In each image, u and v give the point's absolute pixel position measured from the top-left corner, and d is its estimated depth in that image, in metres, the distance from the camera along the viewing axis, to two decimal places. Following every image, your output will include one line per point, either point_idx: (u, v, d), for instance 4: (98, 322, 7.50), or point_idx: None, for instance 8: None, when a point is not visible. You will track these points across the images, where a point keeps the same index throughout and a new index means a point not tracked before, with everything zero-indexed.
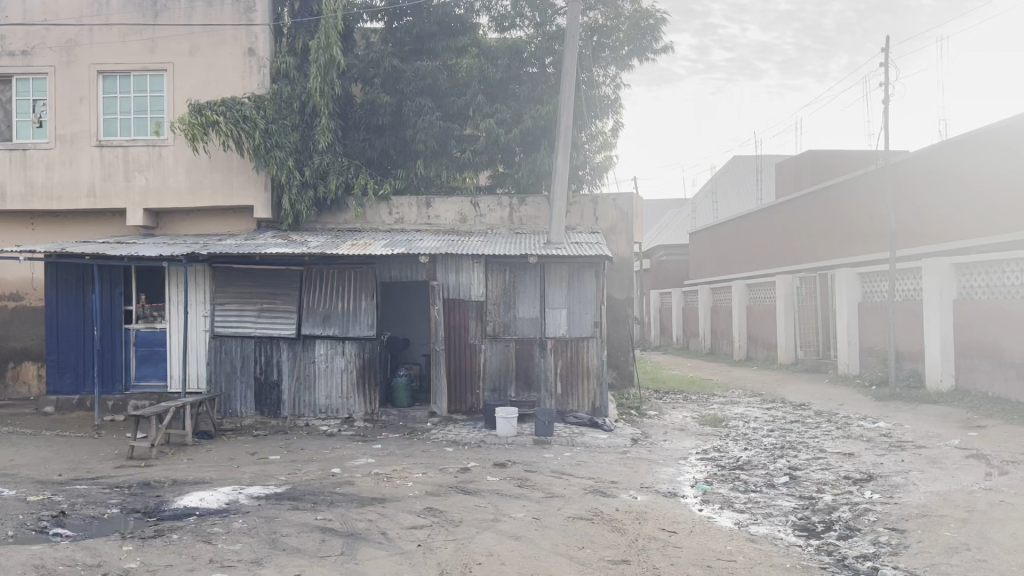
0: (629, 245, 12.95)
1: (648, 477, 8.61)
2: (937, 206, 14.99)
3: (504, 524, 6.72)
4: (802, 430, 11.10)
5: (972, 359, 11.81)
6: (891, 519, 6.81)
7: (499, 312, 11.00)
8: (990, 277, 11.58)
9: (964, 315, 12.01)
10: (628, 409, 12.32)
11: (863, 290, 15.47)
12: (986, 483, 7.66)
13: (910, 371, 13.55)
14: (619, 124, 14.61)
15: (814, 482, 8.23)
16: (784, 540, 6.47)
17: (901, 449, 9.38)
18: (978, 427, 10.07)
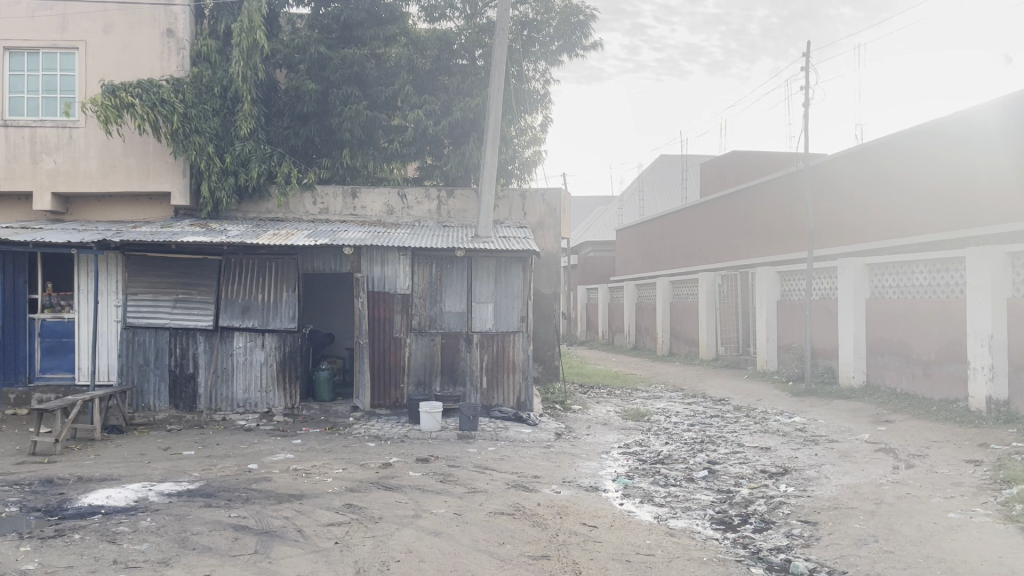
0: (557, 241, 12.99)
1: (571, 471, 8.64)
2: (852, 209, 15.54)
3: (424, 520, 6.63)
4: (722, 424, 11.33)
5: (882, 356, 12.26)
6: (805, 511, 6.99)
7: (424, 306, 10.86)
8: (900, 277, 12.04)
9: (876, 313, 12.45)
10: (553, 403, 12.37)
11: (782, 288, 15.89)
12: (893, 476, 7.94)
13: (825, 367, 13.95)
14: (547, 120, 14.61)
15: (732, 476, 8.39)
16: (702, 533, 6.57)
17: (815, 444, 9.65)
18: (887, 422, 10.45)
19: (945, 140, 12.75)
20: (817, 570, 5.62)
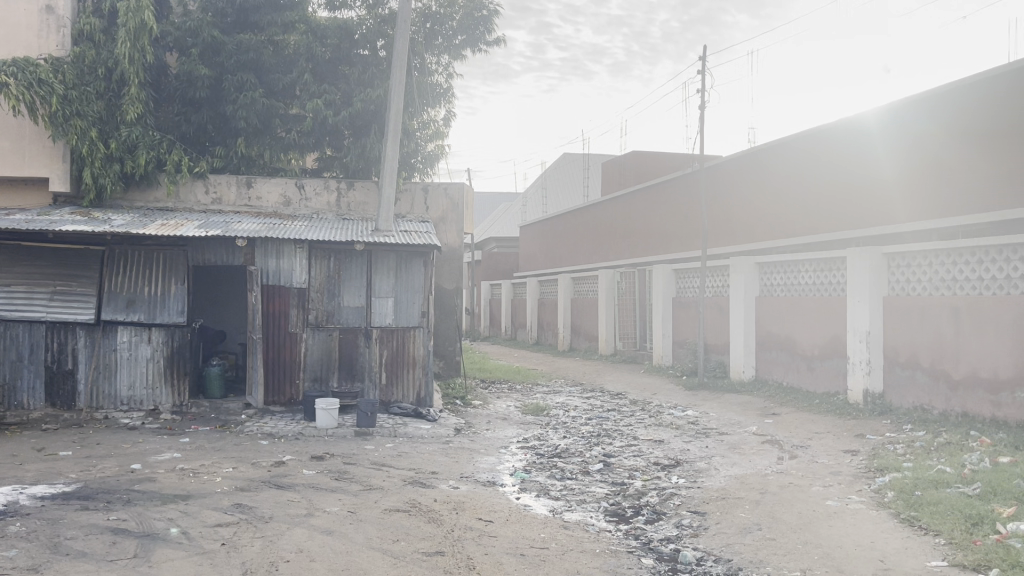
0: (459, 237, 12.94)
1: (468, 467, 8.63)
2: (744, 208, 16.13)
3: (317, 519, 6.48)
4: (618, 418, 11.56)
5: (769, 352, 12.78)
6: (694, 502, 7.20)
7: (322, 300, 10.63)
8: (786, 276, 12.56)
9: (764, 310, 12.94)
10: (454, 398, 12.34)
11: (678, 285, 16.32)
12: (777, 466, 8.27)
13: (717, 362, 14.42)
14: (450, 114, 14.51)
15: (627, 469, 8.56)
16: (595, 526, 6.67)
17: (706, 436, 9.97)
18: (773, 415, 10.88)
19: (830, 146, 13.41)
20: (704, 559, 5.79)
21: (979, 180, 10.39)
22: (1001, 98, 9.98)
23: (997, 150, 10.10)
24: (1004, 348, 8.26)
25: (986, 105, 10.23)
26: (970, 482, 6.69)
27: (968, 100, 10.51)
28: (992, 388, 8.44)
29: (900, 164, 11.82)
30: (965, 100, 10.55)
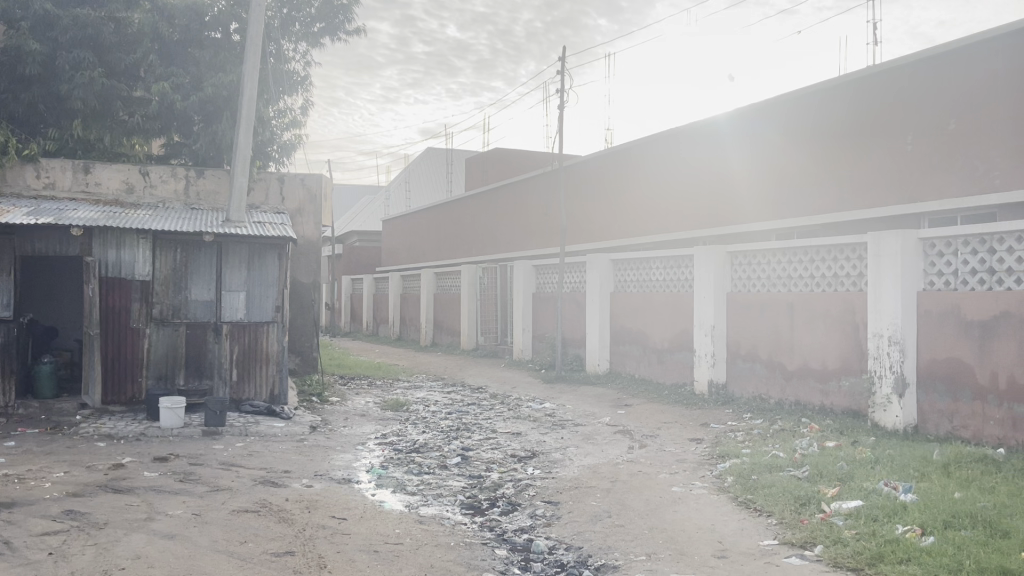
0: (318, 229, 12.71)
1: (324, 464, 8.45)
2: (601, 206, 16.65)
3: (158, 523, 6.16)
4: (477, 411, 11.65)
5: (623, 345, 13.25)
6: (548, 492, 7.35)
7: (167, 294, 10.10)
8: (639, 272, 13.04)
9: (619, 305, 13.38)
10: (310, 395, 12.04)
11: (538, 280, 16.61)
12: (628, 455, 8.58)
13: (574, 355, 14.80)
14: (307, 102, 14.12)
15: (484, 461, 8.63)
16: (450, 519, 6.69)
17: (562, 427, 10.21)
18: (626, 405, 11.28)
19: (683, 149, 14.04)
20: (556, 547, 5.92)
21: (814, 183, 11.21)
22: (837, 107, 10.79)
23: (831, 156, 10.93)
24: (832, 340, 8.89)
25: (823, 113, 11.03)
26: (800, 466, 7.18)
27: (805, 110, 11.32)
28: (822, 377, 9.07)
29: (745, 169, 12.52)
30: (805, 109, 11.33)
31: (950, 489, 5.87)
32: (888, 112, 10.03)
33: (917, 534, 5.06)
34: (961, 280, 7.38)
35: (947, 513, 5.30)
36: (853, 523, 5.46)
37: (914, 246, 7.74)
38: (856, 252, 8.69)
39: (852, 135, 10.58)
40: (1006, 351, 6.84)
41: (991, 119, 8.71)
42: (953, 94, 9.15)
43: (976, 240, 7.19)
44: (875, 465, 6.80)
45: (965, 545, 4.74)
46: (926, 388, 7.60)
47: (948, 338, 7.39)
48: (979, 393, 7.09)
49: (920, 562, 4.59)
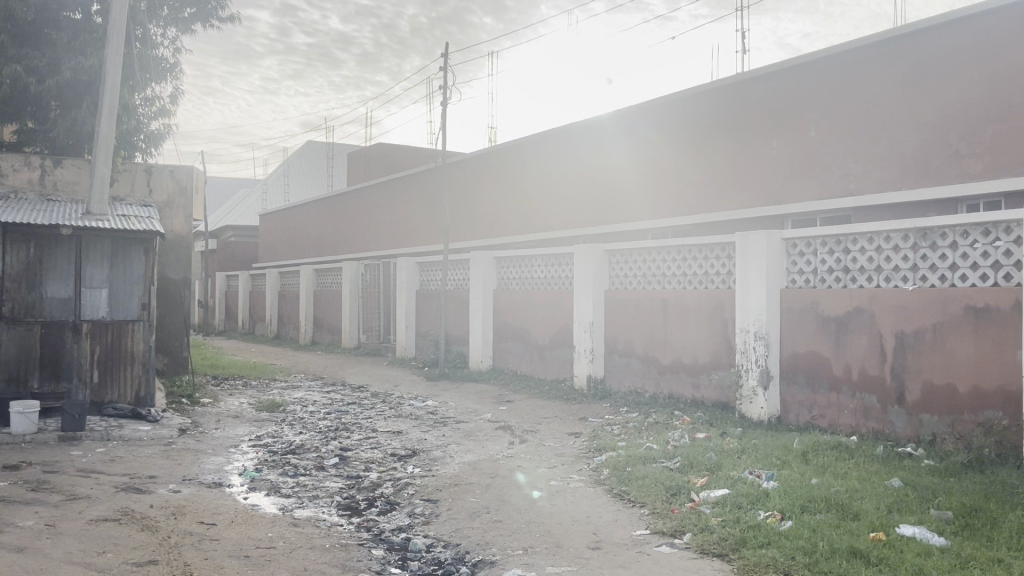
0: (187, 223, 12.19)
1: (192, 469, 8.09)
2: (484, 203, 16.74)
3: (5, 536, 5.72)
4: (358, 411, 11.46)
5: (505, 342, 13.36)
6: (428, 490, 7.31)
7: (19, 291, 9.41)
8: (521, 270, 13.14)
9: (501, 303, 13.45)
10: (179, 397, 11.51)
11: (421, 277, 16.44)
12: (508, 451, 8.65)
13: (457, 353, 14.78)
14: (176, 91, 13.50)
15: (363, 461, 8.49)
16: (326, 521, 6.54)
17: (443, 425, 10.17)
18: (507, 402, 11.37)
19: (564, 148, 14.33)
20: (434, 545, 5.88)
21: (689, 183, 11.62)
22: (711, 111, 11.22)
23: (703, 158, 11.38)
24: (703, 335, 9.25)
25: (695, 118, 11.48)
26: (672, 457, 7.42)
27: (680, 113, 11.75)
28: (693, 371, 9.42)
29: (626, 169, 12.86)
30: (681, 111, 11.73)
31: (808, 475, 6.20)
32: (756, 117, 10.53)
33: (777, 518, 5.32)
34: (820, 279, 7.81)
35: (805, 499, 5.59)
36: (720, 511, 5.68)
37: (778, 246, 8.13)
38: (725, 251, 9.06)
39: (723, 137, 11.03)
40: (859, 345, 7.29)
41: (848, 126, 9.29)
42: (814, 101, 9.70)
43: (832, 240, 7.64)
44: (741, 455, 7.11)
45: (820, 528, 5.02)
46: (788, 380, 8.02)
47: (808, 333, 7.80)
48: (834, 384, 7.53)
49: (779, 546, 4.82)
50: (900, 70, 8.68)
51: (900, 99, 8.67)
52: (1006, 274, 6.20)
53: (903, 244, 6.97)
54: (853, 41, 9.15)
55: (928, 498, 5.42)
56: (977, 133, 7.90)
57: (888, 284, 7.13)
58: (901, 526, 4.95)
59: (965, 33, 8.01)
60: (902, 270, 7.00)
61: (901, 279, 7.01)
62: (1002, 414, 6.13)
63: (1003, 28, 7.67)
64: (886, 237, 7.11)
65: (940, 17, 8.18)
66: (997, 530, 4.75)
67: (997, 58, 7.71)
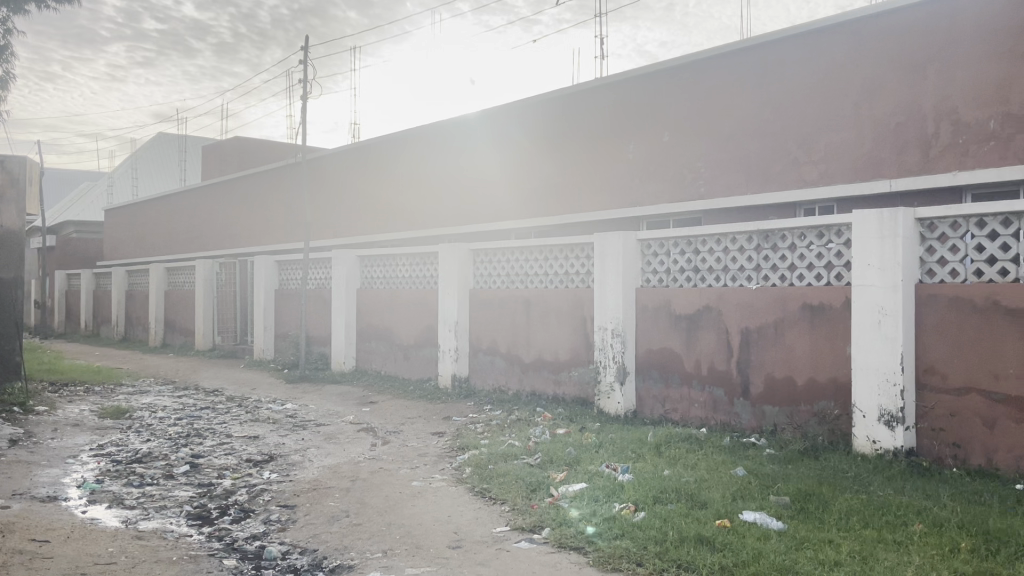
0: (20, 218, 11.32)
1: (24, 482, 7.48)
2: (347, 201, 16.44)
3: None
4: (211, 416, 10.96)
5: (369, 342, 13.16)
6: (285, 495, 7.08)
7: None
8: (384, 269, 12.98)
9: (364, 302, 13.24)
10: (11, 405, 10.63)
11: (280, 277, 15.93)
12: (370, 453, 8.51)
13: (318, 354, 14.42)
14: (7, 75, 12.46)
15: (216, 468, 8.12)
16: (174, 532, 6.21)
17: (303, 429, 9.89)
18: (371, 403, 11.20)
19: (428, 147, 14.29)
20: (290, 552, 5.69)
21: (552, 184, 11.85)
22: (572, 113, 11.46)
23: (564, 160, 11.63)
24: (564, 334, 9.43)
25: (558, 120, 11.71)
26: (533, 454, 7.53)
27: (543, 116, 11.95)
28: (554, 368, 9.60)
29: (490, 168, 12.97)
30: (544, 114, 11.94)
31: (660, 467, 6.45)
32: (614, 122, 10.85)
33: (631, 510, 5.50)
34: (672, 278, 8.15)
35: (658, 490, 5.80)
36: (578, 505, 5.81)
37: (634, 247, 8.41)
38: (585, 251, 9.28)
39: (584, 140, 11.31)
40: (708, 341, 7.65)
41: (699, 133, 9.73)
42: (668, 108, 10.10)
43: (683, 240, 7.99)
44: (599, 449, 7.30)
45: (670, 518, 5.22)
46: (643, 376, 8.32)
47: (662, 330, 8.11)
48: (686, 378, 7.87)
49: (632, 537, 4.98)
50: (746, 81, 9.18)
51: (745, 109, 9.17)
52: (837, 274, 6.67)
53: (747, 245, 7.37)
54: (704, 52, 9.59)
55: (769, 485, 5.75)
56: (813, 142, 8.47)
57: (734, 284, 7.52)
58: (744, 513, 5.23)
59: (804, 47, 8.58)
60: (746, 270, 7.40)
61: (745, 279, 7.41)
62: (833, 404, 6.60)
63: (836, 44, 8.27)
64: (732, 239, 7.50)
65: (781, 32, 8.71)
66: (828, 512, 5.09)
67: (831, 73, 8.30)
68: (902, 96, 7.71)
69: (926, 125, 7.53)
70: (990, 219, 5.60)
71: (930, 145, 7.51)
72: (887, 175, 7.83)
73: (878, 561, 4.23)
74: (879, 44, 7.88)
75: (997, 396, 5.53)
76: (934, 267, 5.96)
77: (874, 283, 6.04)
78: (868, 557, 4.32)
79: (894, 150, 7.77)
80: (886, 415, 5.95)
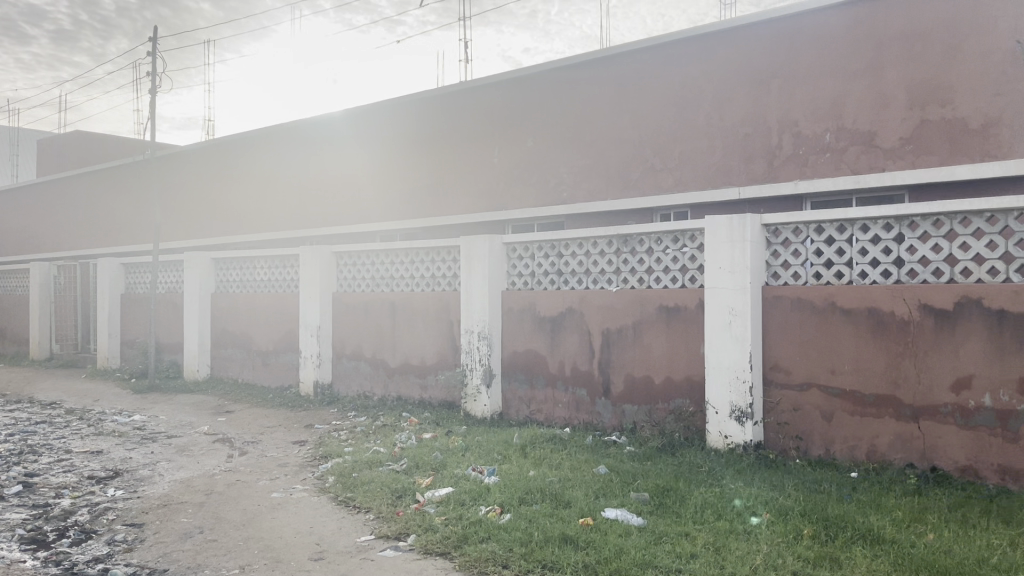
0: None
1: None
2: (201, 200, 15.70)
3: None
4: (48, 430, 10.14)
5: (225, 349, 12.60)
6: (132, 514, 6.63)
7: None
8: (241, 272, 12.46)
9: (220, 307, 12.67)
10: None
11: (127, 281, 14.99)
12: (225, 465, 8.12)
13: (170, 362, 13.66)
14: None
15: (52, 487, 7.51)
16: (3, 559, 5.67)
17: (152, 441, 9.32)
18: (227, 412, 10.70)
19: (287, 146, 13.86)
20: (137, 573, 5.30)
21: (418, 187, 11.76)
22: (437, 117, 11.42)
23: (430, 163, 11.57)
24: (430, 338, 9.36)
25: (424, 122, 11.63)
26: (398, 460, 7.42)
27: (409, 116, 11.84)
28: (420, 372, 9.51)
29: (354, 170, 12.73)
30: (410, 115, 11.83)
31: (525, 468, 6.50)
32: (480, 126, 10.88)
33: (497, 512, 5.50)
34: (536, 281, 8.25)
35: (523, 491, 5.84)
36: (444, 510, 5.76)
37: (499, 251, 8.45)
38: (450, 255, 9.25)
39: (450, 143, 11.28)
40: (571, 343, 7.79)
41: (562, 138, 9.92)
42: (532, 113, 10.24)
43: (547, 244, 8.10)
44: (465, 452, 7.28)
45: (535, 519, 5.26)
46: (509, 378, 8.37)
47: (527, 333, 8.20)
48: (550, 380, 7.98)
49: (498, 539, 4.98)
50: (607, 90, 9.42)
51: (605, 116, 9.43)
52: (691, 277, 6.95)
53: (608, 249, 7.56)
54: (566, 60, 9.77)
55: (629, 482, 5.90)
56: (669, 151, 8.81)
57: (595, 286, 7.69)
58: (606, 510, 5.34)
59: (658, 58, 8.93)
60: (607, 273, 7.58)
61: (607, 282, 7.60)
62: (688, 402, 6.87)
63: (688, 56, 8.65)
64: (593, 243, 7.68)
65: (637, 43, 9.02)
66: (684, 506, 5.28)
67: (685, 85, 8.66)
68: (749, 108, 8.14)
69: (770, 137, 7.98)
70: (827, 225, 5.98)
71: (774, 155, 7.96)
72: (736, 183, 8.24)
73: (730, 551, 4.42)
74: (728, 60, 8.30)
75: (835, 390, 5.91)
76: (779, 271, 6.31)
77: (725, 285, 6.32)
78: (721, 547, 4.51)
79: (742, 159, 8.20)
80: (736, 411, 6.24)
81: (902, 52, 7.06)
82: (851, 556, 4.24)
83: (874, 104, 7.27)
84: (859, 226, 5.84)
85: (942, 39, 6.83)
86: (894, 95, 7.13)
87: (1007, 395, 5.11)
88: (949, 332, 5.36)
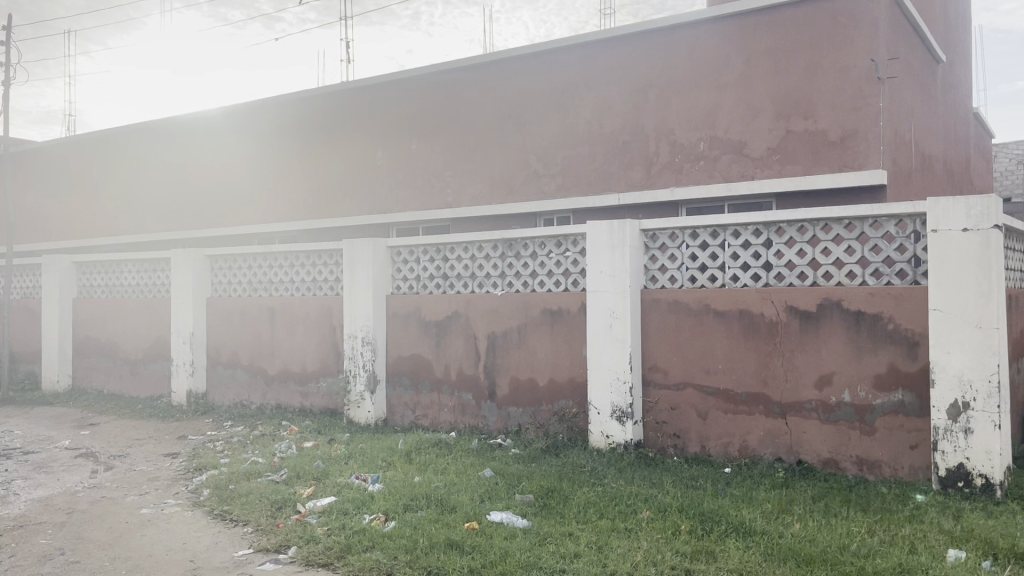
0: None
1: None
2: (61, 200, 14.73)
3: None
4: None
5: (89, 358, 11.86)
6: None
7: None
8: (106, 276, 11.77)
9: (82, 313, 11.92)
10: None
11: None
12: (89, 482, 7.63)
13: (26, 372, 12.75)
14: None
15: None
16: None
17: (5, 458, 8.65)
18: (91, 425, 10.07)
19: (158, 143, 13.21)
20: None
21: (298, 188, 11.47)
22: (318, 116, 11.18)
23: (310, 163, 11.31)
24: (311, 343, 9.13)
25: (304, 121, 11.36)
26: (277, 470, 7.19)
27: (288, 114, 11.53)
28: (301, 379, 9.25)
29: (230, 169, 12.29)
30: (289, 113, 11.52)
31: (410, 474, 6.42)
32: (362, 126, 10.72)
33: (381, 520, 5.42)
34: (421, 285, 8.19)
35: (408, 497, 5.77)
36: (326, 520, 5.62)
37: (383, 254, 8.34)
38: (333, 258, 9.05)
39: (331, 143, 11.06)
40: (456, 347, 7.78)
41: (445, 141, 9.90)
42: (416, 115, 10.17)
43: (432, 247, 8.05)
44: (347, 460, 7.12)
45: (421, 525, 5.21)
46: (393, 383, 8.27)
47: (412, 338, 8.12)
48: (435, 384, 7.93)
49: (383, 547, 4.90)
50: (490, 94, 9.47)
51: (489, 120, 9.47)
52: (574, 281, 7.07)
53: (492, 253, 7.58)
54: (449, 63, 9.75)
55: (514, 485, 5.93)
56: (551, 156, 8.94)
57: (480, 290, 7.70)
58: (491, 514, 5.35)
59: (540, 64, 9.05)
60: (491, 277, 7.60)
61: (491, 285, 7.61)
62: (572, 403, 6.98)
63: (569, 64, 8.81)
64: (478, 246, 7.68)
65: (519, 48, 9.10)
66: (567, 506, 5.35)
67: (567, 91, 8.81)
68: (628, 115, 8.36)
69: (648, 144, 8.23)
70: (702, 231, 6.21)
71: (651, 163, 8.22)
72: (616, 190, 8.44)
73: (612, 549, 4.51)
74: (608, 68, 8.51)
75: (710, 390, 6.14)
76: (657, 274, 6.48)
77: (606, 289, 6.46)
78: (603, 546, 4.60)
79: (623, 166, 8.41)
80: (617, 411, 6.38)
81: (770, 67, 7.44)
82: (725, 548, 4.41)
83: (744, 115, 7.62)
84: (731, 232, 6.08)
85: (806, 56, 7.25)
86: (763, 107, 7.50)
87: (864, 391, 5.46)
88: (813, 332, 5.67)
